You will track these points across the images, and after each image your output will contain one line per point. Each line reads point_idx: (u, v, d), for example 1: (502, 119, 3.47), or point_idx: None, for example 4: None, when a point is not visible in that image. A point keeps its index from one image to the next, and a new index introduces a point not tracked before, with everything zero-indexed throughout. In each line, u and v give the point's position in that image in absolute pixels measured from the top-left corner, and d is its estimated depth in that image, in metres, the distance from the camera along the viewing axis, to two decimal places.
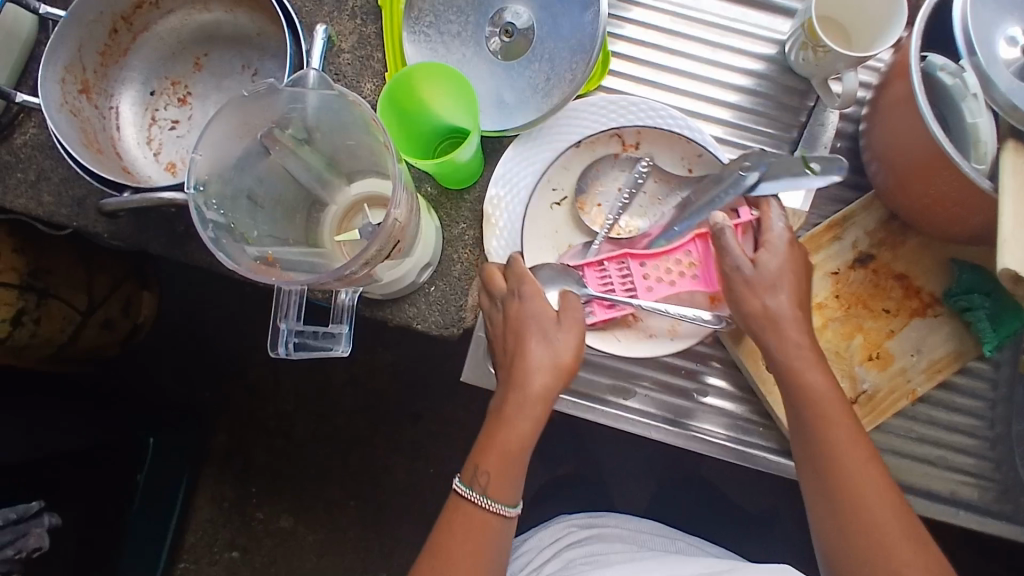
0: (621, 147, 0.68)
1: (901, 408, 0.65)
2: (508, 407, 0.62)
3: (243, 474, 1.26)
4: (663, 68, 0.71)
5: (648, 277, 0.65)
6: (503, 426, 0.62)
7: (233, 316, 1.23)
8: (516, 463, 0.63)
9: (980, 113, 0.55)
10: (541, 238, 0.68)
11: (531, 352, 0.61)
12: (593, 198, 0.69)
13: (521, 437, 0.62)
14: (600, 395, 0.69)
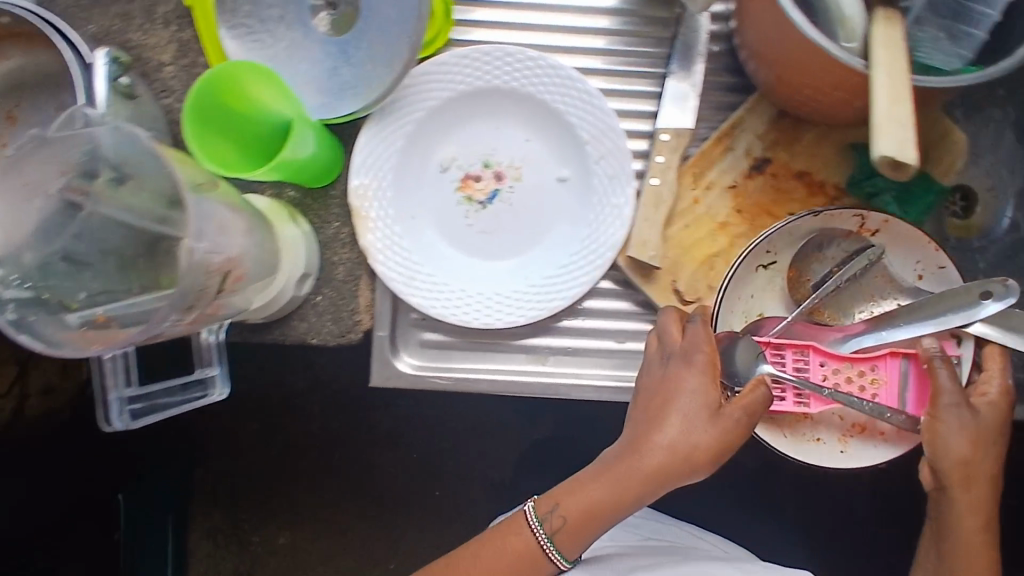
0: (858, 227, 0.61)
1: (825, 310, 0.63)
2: (660, 458, 0.56)
3: (218, 508, 1.09)
4: (514, 5, 0.65)
5: (825, 375, 0.59)
6: (603, 475, 0.59)
7: None
8: (607, 518, 0.58)
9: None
10: (420, 218, 0.63)
11: (661, 435, 0.56)
12: (467, 170, 0.64)
13: (631, 499, 0.58)
14: (518, 365, 0.66)
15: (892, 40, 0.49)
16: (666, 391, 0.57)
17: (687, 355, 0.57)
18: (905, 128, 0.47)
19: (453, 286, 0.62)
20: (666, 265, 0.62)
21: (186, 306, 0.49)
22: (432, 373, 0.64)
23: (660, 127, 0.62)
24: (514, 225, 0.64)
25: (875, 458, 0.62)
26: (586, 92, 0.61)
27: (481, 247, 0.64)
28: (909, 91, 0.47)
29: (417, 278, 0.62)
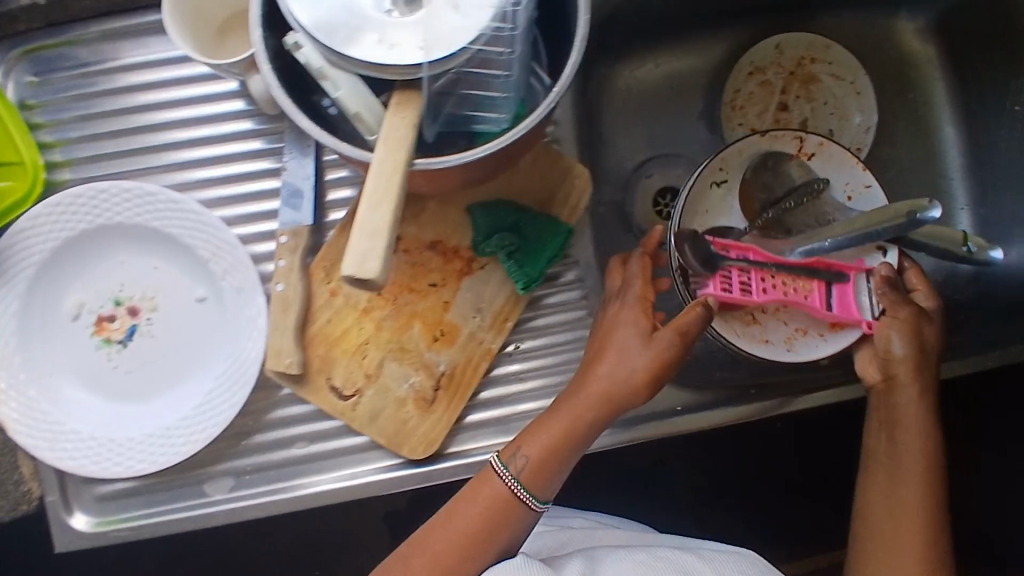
0: (796, 149, 0.66)
1: (485, 372, 0.63)
2: (610, 376, 0.54)
3: None
4: (123, 131, 0.65)
5: (764, 280, 0.58)
6: (562, 410, 0.55)
7: None
8: (575, 446, 0.55)
9: (337, 84, 0.47)
10: (58, 373, 0.61)
11: (637, 361, 0.54)
12: (97, 309, 0.62)
13: (587, 430, 0.55)
14: (202, 499, 0.63)
15: (395, 133, 0.46)
16: (620, 311, 0.56)
17: (627, 286, 0.57)
18: (375, 239, 0.41)
19: (100, 437, 0.60)
20: (314, 366, 0.61)
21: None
22: (115, 526, 0.63)
23: (279, 229, 0.62)
24: (160, 357, 0.62)
25: (815, 356, 0.62)
26: (194, 211, 0.61)
27: (130, 387, 0.62)
28: (396, 194, 0.44)
29: (60, 439, 0.60)
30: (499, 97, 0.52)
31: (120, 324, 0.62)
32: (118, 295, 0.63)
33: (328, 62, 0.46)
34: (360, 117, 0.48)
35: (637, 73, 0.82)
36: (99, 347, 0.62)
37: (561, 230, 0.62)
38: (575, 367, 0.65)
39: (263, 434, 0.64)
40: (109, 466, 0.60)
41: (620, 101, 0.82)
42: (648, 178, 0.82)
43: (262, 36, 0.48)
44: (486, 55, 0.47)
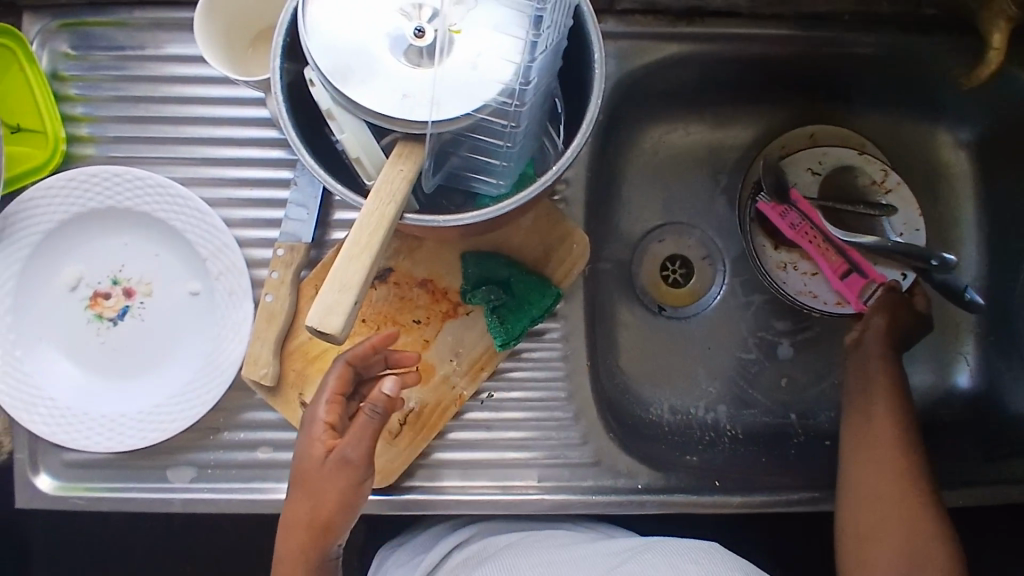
0: (881, 185, 0.80)
1: (451, 417, 0.64)
2: (305, 502, 0.54)
3: None
4: (149, 118, 0.66)
5: (808, 232, 0.79)
6: (294, 517, 0.55)
7: None
8: (320, 553, 0.55)
9: (343, 125, 0.48)
10: (47, 340, 0.64)
11: (348, 445, 0.53)
12: (95, 284, 0.65)
13: (341, 526, 0.55)
14: (163, 484, 0.65)
15: (388, 183, 0.47)
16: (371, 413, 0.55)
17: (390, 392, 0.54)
18: (342, 300, 0.43)
19: (76, 408, 0.62)
20: (288, 379, 0.63)
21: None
22: (80, 493, 0.65)
23: (277, 241, 0.63)
24: (145, 340, 0.64)
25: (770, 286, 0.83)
26: (203, 209, 0.63)
27: (112, 365, 0.64)
28: (374, 253, 0.45)
29: (39, 403, 0.62)
30: (501, 162, 0.54)
31: (115, 302, 0.65)
32: (117, 275, 0.65)
33: (336, 104, 0.47)
34: (361, 160, 0.49)
35: (666, 138, 0.82)
36: (89, 321, 0.64)
37: (549, 292, 0.63)
38: (540, 424, 0.67)
39: (231, 432, 0.65)
40: (79, 437, 0.62)
41: (644, 162, 0.83)
42: (658, 241, 0.84)
43: (279, 65, 0.49)
44: (495, 130, 0.50)
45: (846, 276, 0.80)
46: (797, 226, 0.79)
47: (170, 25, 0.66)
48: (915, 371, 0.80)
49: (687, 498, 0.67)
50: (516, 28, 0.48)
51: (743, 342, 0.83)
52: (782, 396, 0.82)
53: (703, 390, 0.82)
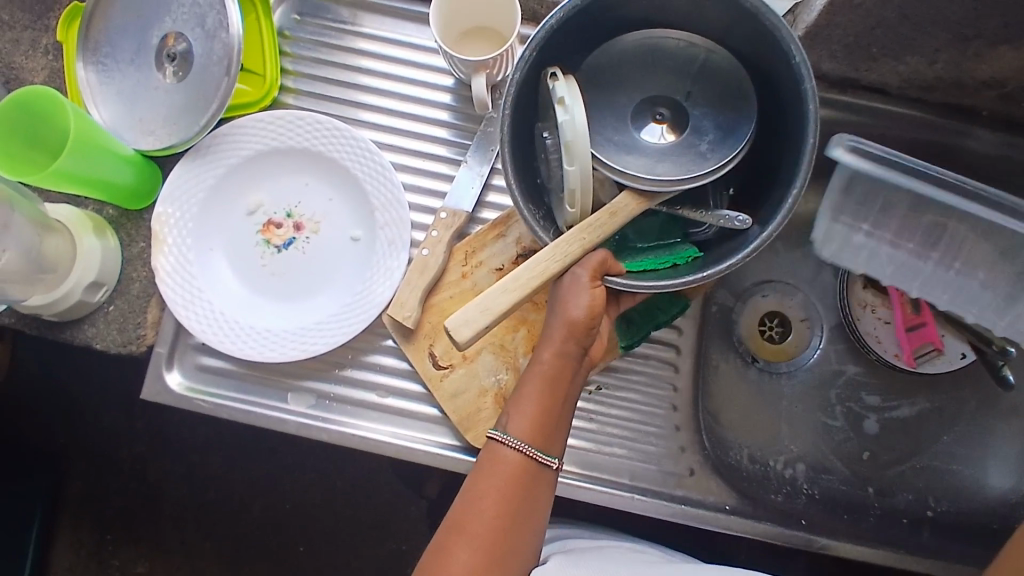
0: None
1: None
2: (553, 363, 0.57)
3: (116, 526, 1.26)
4: (348, 84, 0.74)
5: None
6: (535, 378, 0.57)
7: (97, 371, 1.25)
8: (559, 403, 0.57)
9: (575, 161, 0.52)
10: (216, 252, 0.70)
11: (578, 312, 0.55)
12: (267, 211, 0.71)
13: (570, 377, 0.58)
14: (282, 404, 0.69)
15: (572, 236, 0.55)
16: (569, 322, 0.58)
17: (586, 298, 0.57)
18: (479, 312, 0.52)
19: (229, 315, 0.68)
20: (424, 329, 0.68)
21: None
22: (196, 394, 0.69)
23: (441, 206, 0.70)
24: (302, 269, 0.70)
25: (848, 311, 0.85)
26: (383, 164, 0.69)
27: (269, 287, 0.70)
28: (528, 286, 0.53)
29: (198, 301, 0.67)
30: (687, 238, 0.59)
31: (282, 231, 0.71)
32: (288, 208, 0.72)
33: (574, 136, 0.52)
34: (574, 192, 0.54)
35: None
36: (256, 243, 0.71)
37: (680, 300, 0.68)
38: (641, 427, 0.70)
39: (355, 369, 0.70)
40: (224, 340, 0.67)
41: None
42: (762, 296, 0.88)
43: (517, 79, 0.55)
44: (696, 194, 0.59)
45: (913, 329, 0.82)
46: None
47: (387, 12, 0.75)
48: (997, 474, 0.82)
49: (771, 528, 0.69)
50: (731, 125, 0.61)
51: (831, 409, 0.86)
52: (862, 470, 0.84)
53: (784, 446, 0.85)
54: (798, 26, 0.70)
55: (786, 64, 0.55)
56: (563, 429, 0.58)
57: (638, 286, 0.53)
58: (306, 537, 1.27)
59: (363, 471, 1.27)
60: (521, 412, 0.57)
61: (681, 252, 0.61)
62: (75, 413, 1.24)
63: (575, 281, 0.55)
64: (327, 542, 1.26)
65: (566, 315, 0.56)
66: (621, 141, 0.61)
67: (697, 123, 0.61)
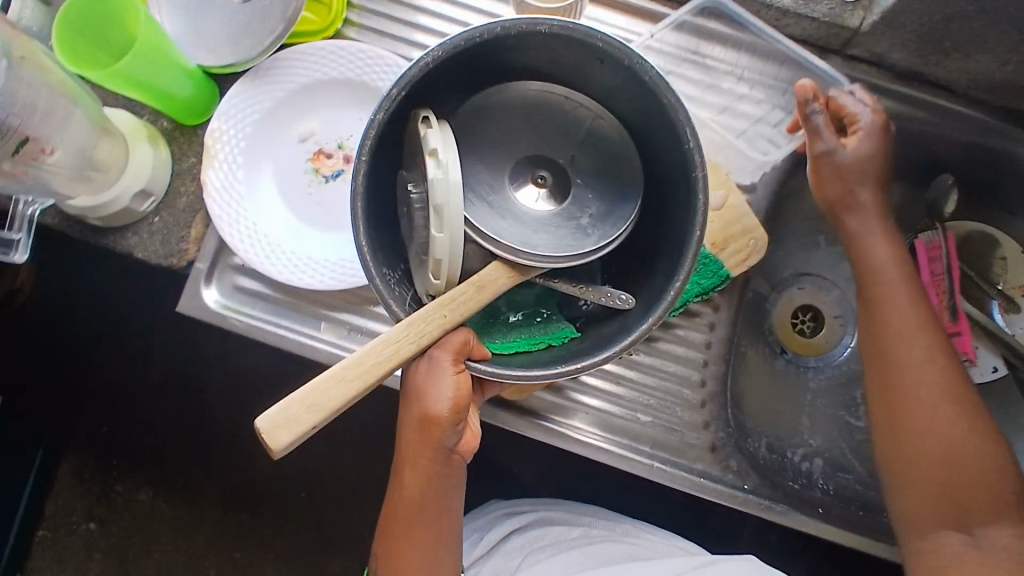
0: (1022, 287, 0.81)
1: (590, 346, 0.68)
2: (416, 490, 0.57)
3: (123, 452, 1.26)
4: (412, 25, 0.74)
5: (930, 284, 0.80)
6: (393, 513, 0.59)
7: (116, 296, 1.24)
8: (430, 525, 0.58)
9: (444, 227, 0.48)
10: (265, 175, 0.70)
11: (438, 407, 0.51)
12: (320, 140, 0.72)
13: (444, 497, 0.58)
14: (315, 332, 0.69)
15: (430, 313, 0.49)
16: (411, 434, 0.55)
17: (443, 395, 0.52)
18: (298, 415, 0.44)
19: (274, 238, 0.68)
20: None
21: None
22: (232, 314, 0.69)
23: None
24: (348, 202, 0.71)
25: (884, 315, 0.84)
26: None
27: (313, 216, 0.70)
28: (367, 380, 0.47)
29: (243, 221, 0.67)
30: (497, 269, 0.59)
31: (332, 160, 0.71)
32: (340, 140, 0.72)
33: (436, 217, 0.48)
34: (439, 262, 0.49)
35: None
36: (306, 171, 0.71)
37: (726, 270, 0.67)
38: (666, 396, 0.70)
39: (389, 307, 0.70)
40: (265, 262, 0.67)
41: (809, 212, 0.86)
42: (797, 288, 0.87)
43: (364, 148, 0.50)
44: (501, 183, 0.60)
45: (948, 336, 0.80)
46: (934, 275, 0.80)
47: None
48: None
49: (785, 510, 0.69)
50: (578, 213, 0.60)
51: (855, 408, 0.85)
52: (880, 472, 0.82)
53: (804, 439, 0.84)
54: (873, 11, 0.69)
55: (677, 149, 0.54)
56: (450, 540, 0.60)
57: (507, 379, 0.49)
58: (310, 484, 1.26)
59: (372, 425, 1.26)
60: (401, 553, 0.59)
61: (557, 331, 0.59)
62: (95, 337, 1.25)
63: (433, 370, 0.50)
64: (329, 492, 1.26)
65: (420, 416, 0.52)
66: (495, 203, 0.59)
67: (581, 192, 0.61)
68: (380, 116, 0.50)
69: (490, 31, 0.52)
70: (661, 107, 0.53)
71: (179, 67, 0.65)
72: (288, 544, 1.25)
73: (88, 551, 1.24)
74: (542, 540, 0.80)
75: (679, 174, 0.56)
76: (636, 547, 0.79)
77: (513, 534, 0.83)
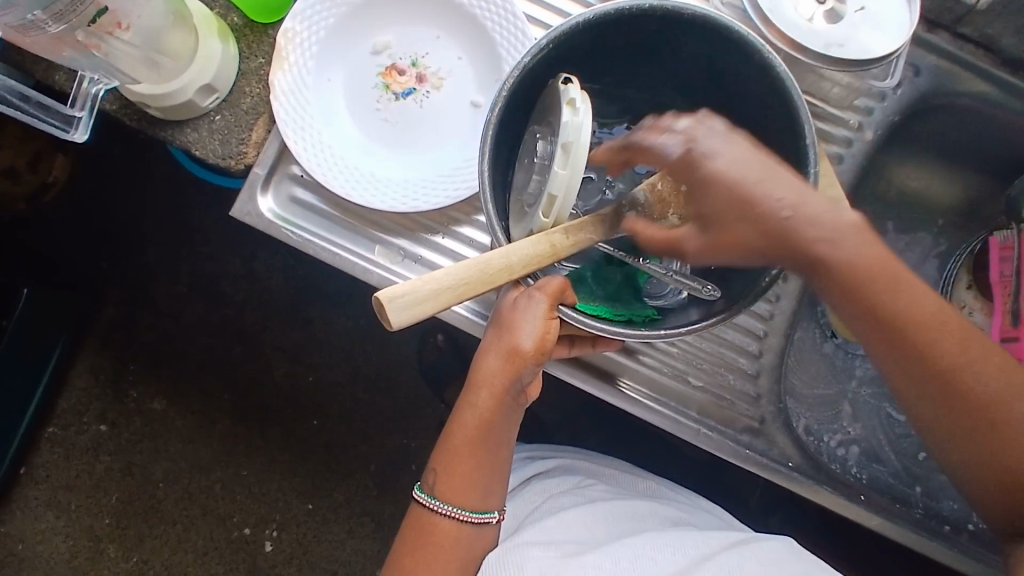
0: None
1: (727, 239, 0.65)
2: (485, 415, 0.58)
3: (139, 358, 1.24)
4: None
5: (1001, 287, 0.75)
6: (456, 435, 0.59)
7: (150, 201, 1.22)
8: (488, 456, 0.59)
9: (568, 164, 0.49)
10: (334, 84, 0.67)
11: (525, 343, 0.53)
12: (394, 54, 0.68)
13: (505, 429, 0.59)
14: (368, 254, 0.67)
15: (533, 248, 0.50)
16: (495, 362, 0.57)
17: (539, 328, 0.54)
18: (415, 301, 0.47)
19: (335, 152, 0.66)
20: None
21: (56, 21, 0.51)
22: (286, 225, 0.67)
23: None
24: (415, 122, 0.68)
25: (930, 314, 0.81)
26: (525, 29, 0.65)
27: (379, 133, 0.68)
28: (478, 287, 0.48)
29: (306, 129, 0.65)
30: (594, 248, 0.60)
31: (404, 76, 0.68)
32: (415, 56, 0.68)
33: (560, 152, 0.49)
34: (553, 199, 0.50)
35: (915, 183, 0.80)
36: (376, 85, 0.68)
37: None
38: (715, 363, 0.68)
39: (445, 238, 0.68)
40: (326, 174, 0.65)
41: (886, 196, 0.81)
42: None
43: (507, 88, 0.51)
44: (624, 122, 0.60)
45: None
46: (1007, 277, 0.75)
47: None
48: None
49: (818, 490, 0.68)
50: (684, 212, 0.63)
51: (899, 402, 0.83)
52: (915, 468, 0.80)
53: (843, 426, 0.81)
54: None
55: (787, 136, 0.52)
56: (501, 475, 0.61)
57: (595, 331, 0.50)
58: (321, 413, 1.25)
59: (390, 364, 1.24)
60: (458, 472, 0.59)
61: (639, 311, 0.57)
62: (125, 239, 1.23)
63: (531, 306, 0.52)
64: (340, 422, 1.25)
65: (507, 347, 0.54)
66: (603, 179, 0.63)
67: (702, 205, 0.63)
68: (525, 60, 0.51)
69: (640, 9, 0.51)
70: (777, 100, 0.51)
71: None
72: (293, 470, 1.24)
73: (96, 452, 1.24)
74: (563, 487, 0.77)
75: (785, 170, 0.54)
76: (659, 505, 0.76)
77: (532, 479, 0.79)
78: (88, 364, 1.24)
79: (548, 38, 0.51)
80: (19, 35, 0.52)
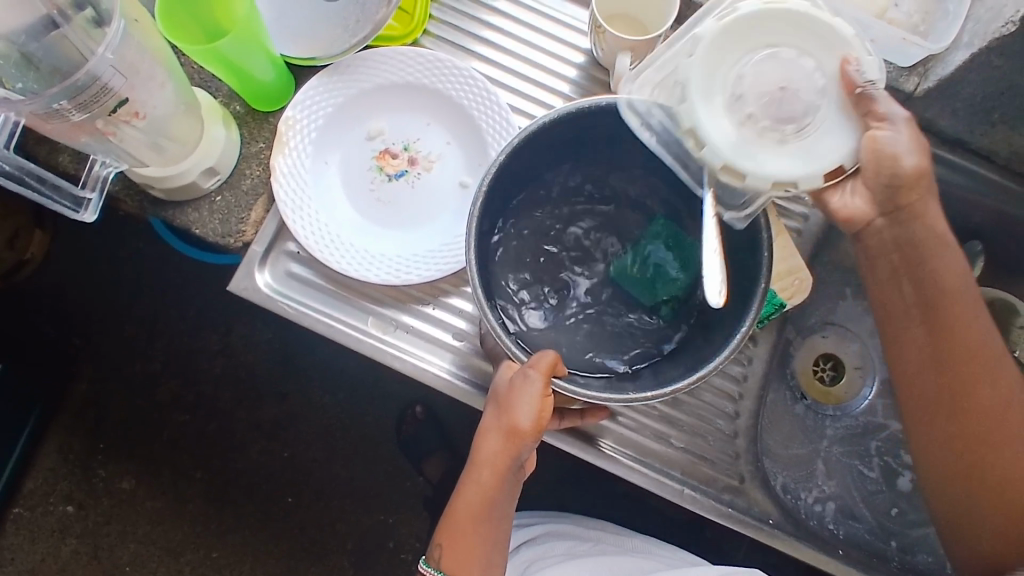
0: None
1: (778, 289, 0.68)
2: (487, 494, 0.60)
3: (109, 436, 1.22)
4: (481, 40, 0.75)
5: None
6: (461, 514, 0.61)
7: (129, 278, 1.24)
8: (490, 530, 0.61)
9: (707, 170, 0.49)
10: (331, 167, 0.72)
11: (522, 420, 0.57)
12: (388, 139, 0.73)
13: (505, 505, 0.61)
14: (362, 325, 0.70)
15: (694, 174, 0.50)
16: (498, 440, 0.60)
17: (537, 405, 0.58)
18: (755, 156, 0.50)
19: (329, 231, 0.69)
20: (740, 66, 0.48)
21: (78, 110, 0.55)
22: (282, 298, 0.70)
23: None
24: (405, 202, 0.72)
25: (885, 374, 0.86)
26: (508, 114, 0.71)
27: (372, 211, 0.72)
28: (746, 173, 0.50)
29: (303, 209, 0.69)
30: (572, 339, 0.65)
31: (395, 160, 0.73)
32: (406, 141, 0.73)
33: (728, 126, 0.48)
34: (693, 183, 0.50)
35: None
36: (371, 168, 0.72)
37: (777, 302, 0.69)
38: (693, 423, 0.72)
39: (434, 308, 0.71)
40: (321, 251, 0.68)
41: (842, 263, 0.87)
42: (822, 336, 0.89)
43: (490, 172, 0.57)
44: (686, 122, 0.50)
45: None
46: None
47: None
48: None
49: (796, 544, 0.70)
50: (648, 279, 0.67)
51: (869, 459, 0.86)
52: (887, 523, 0.83)
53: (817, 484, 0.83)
54: (928, 78, 0.73)
55: None
56: (501, 545, 0.63)
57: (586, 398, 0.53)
58: (298, 489, 1.23)
59: (367, 437, 1.24)
60: (463, 548, 0.61)
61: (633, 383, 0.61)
62: (103, 316, 1.23)
63: (527, 385, 0.56)
64: (317, 496, 1.23)
65: (506, 427, 0.58)
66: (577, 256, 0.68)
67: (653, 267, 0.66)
68: (507, 147, 0.57)
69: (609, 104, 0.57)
70: None
71: (270, 68, 0.67)
72: (267, 549, 1.21)
73: (62, 535, 1.20)
74: (553, 552, 0.78)
75: None
76: (645, 562, 0.77)
77: (521, 547, 0.80)
78: (56, 442, 1.22)
79: (527, 129, 0.57)
80: (40, 122, 0.56)
